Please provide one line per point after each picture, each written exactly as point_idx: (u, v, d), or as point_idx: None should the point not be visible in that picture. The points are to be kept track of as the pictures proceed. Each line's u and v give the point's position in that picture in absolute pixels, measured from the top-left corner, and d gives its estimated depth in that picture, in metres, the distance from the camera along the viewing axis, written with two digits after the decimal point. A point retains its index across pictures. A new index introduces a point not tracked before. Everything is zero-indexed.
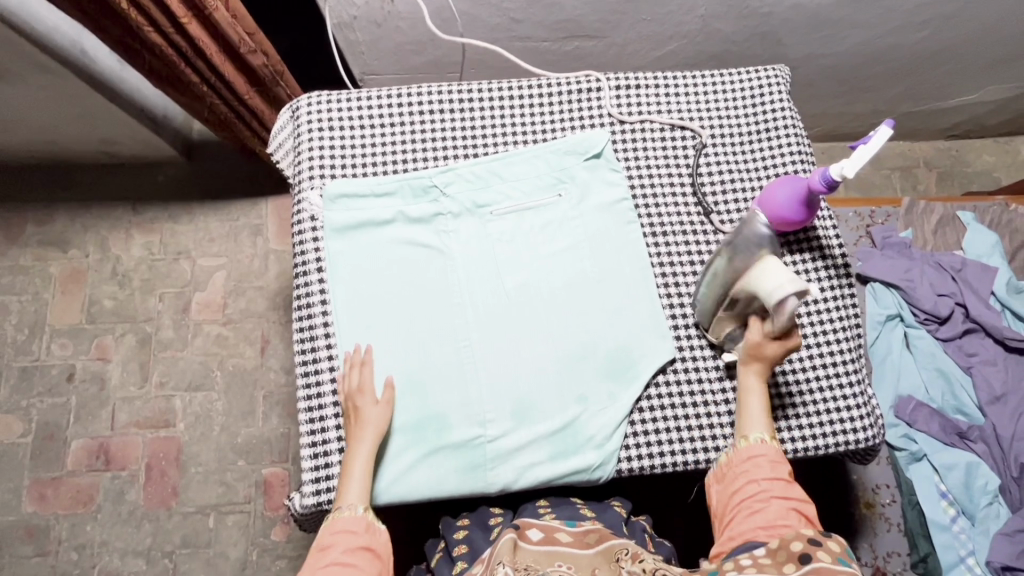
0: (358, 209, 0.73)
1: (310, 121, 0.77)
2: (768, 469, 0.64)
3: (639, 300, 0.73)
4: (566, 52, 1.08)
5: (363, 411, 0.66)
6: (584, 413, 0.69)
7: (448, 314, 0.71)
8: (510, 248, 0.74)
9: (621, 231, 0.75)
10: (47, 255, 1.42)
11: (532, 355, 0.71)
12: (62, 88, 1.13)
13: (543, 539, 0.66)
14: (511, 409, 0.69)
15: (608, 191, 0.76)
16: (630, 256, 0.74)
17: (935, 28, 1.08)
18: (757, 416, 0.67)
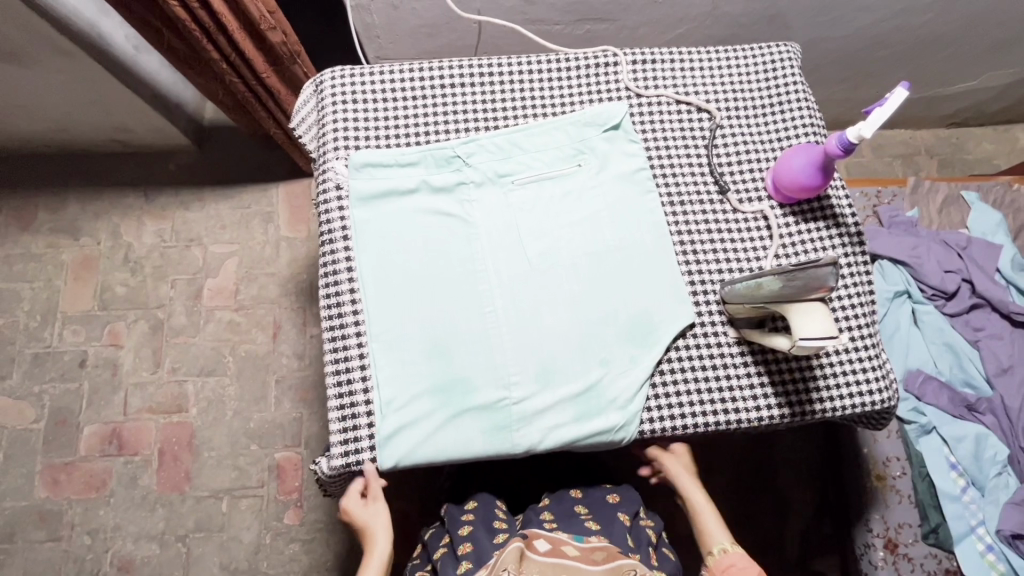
0: (382, 180, 0.75)
1: (334, 94, 0.78)
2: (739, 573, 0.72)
3: (659, 264, 0.74)
4: (578, 35, 1.10)
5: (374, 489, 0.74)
6: (607, 376, 0.71)
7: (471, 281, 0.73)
8: (532, 217, 0.75)
9: (641, 198, 0.76)
10: (59, 243, 1.43)
11: (554, 319, 0.72)
12: (77, 72, 1.14)
13: (550, 551, 0.68)
14: (535, 372, 0.70)
15: (626, 161, 0.77)
16: (649, 222, 0.76)
17: (938, 12, 1.10)
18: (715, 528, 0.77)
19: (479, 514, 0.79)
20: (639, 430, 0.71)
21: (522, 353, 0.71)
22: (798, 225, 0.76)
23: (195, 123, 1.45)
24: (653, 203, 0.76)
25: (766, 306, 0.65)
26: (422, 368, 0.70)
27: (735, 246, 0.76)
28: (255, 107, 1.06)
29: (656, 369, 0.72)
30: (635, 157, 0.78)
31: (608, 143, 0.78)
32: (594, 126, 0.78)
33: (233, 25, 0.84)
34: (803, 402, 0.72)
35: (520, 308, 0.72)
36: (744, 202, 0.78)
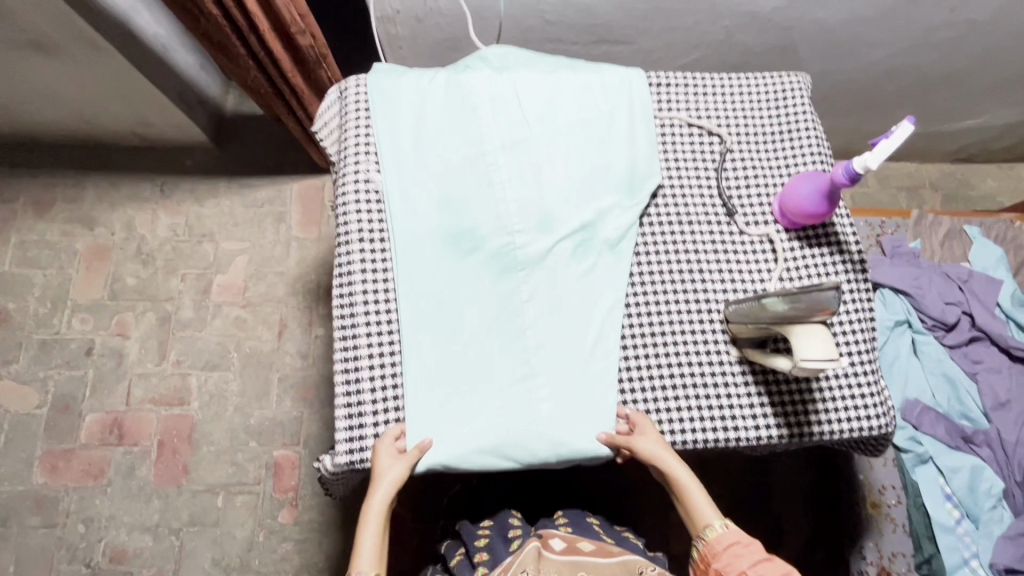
0: (457, 95, 0.82)
1: (358, 103, 0.82)
2: (745, 557, 0.69)
3: (591, 350, 0.74)
4: (595, 56, 1.14)
5: (381, 463, 0.69)
6: (488, 414, 0.71)
7: (429, 267, 0.76)
8: (528, 247, 0.77)
9: (606, 266, 0.78)
10: (74, 232, 1.45)
11: (474, 366, 0.73)
12: (107, 66, 1.18)
13: (566, 549, 0.72)
14: (519, 377, 0.73)
15: (618, 234, 0.78)
16: (608, 296, 0.77)
17: (945, 50, 1.14)
18: (703, 508, 0.72)
19: (494, 528, 0.80)
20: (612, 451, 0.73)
21: (430, 385, 0.72)
22: (802, 249, 0.78)
23: (215, 120, 1.48)
24: (621, 271, 0.78)
25: (768, 324, 0.65)
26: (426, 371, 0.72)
27: (740, 265, 0.78)
28: (277, 104, 1.09)
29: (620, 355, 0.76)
30: (626, 229, 0.79)
31: (620, 207, 0.80)
32: (636, 150, 0.82)
33: (263, 25, 0.88)
34: (801, 423, 0.74)
35: (445, 354, 0.73)
36: (750, 225, 0.80)
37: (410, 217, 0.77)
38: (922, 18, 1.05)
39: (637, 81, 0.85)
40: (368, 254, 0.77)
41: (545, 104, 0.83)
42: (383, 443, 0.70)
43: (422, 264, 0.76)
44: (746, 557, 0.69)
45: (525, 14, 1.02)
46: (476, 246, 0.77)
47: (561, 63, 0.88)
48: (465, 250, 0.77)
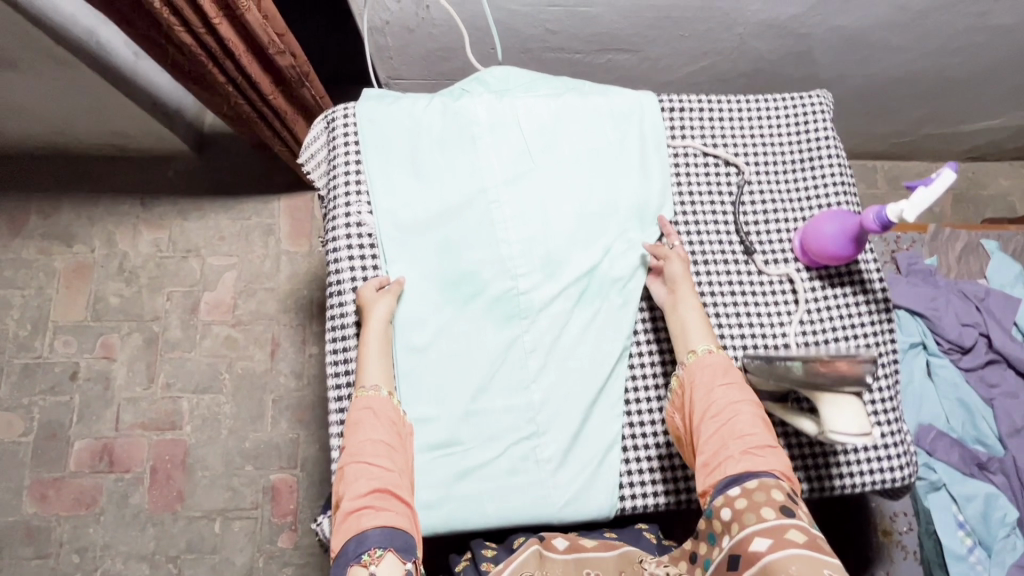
0: (454, 123, 0.75)
1: (347, 133, 0.75)
2: (721, 378, 0.65)
3: (597, 400, 0.71)
4: (598, 64, 1.06)
5: (369, 301, 0.69)
6: (492, 477, 0.68)
7: (427, 316, 0.71)
8: (533, 290, 0.72)
9: (615, 310, 0.73)
10: (52, 249, 1.39)
11: (475, 425, 0.69)
12: (74, 79, 1.10)
13: (569, 548, 0.68)
14: (524, 433, 0.69)
15: (628, 275, 0.73)
16: (617, 343, 0.72)
17: (969, 55, 1.07)
18: (696, 330, 0.68)
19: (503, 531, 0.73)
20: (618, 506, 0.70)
21: (429, 447, 0.68)
22: (825, 290, 0.74)
23: (195, 128, 1.40)
24: (631, 314, 0.73)
25: (793, 386, 0.61)
26: (427, 433, 0.68)
27: (759, 308, 0.74)
28: (260, 127, 1.03)
29: (629, 407, 0.72)
30: (637, 268, 0.74)
31: (631, 243, 0.74)
32: (647, 183, 0.76)
33: (240, 49, 0.82)
34: (822, 477, 0.70)
35: (445, 412, 0.68)
36: (769, 263, 0.75)
37: (405, 263, 0.72)
38: (946, 24, 0.99)
39: (649, 107, 0.78)
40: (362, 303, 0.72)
41: (549, 132, 0.77)
42: (368, 284, 0.70)
43: (419, 314, 0.71)
44: (725, 381, 0.65)
45: (525, 24, 0.95)
46: (475, 293, 0.71)
47: (565, 85, 0.81)
48: (465, 297, 0.71)
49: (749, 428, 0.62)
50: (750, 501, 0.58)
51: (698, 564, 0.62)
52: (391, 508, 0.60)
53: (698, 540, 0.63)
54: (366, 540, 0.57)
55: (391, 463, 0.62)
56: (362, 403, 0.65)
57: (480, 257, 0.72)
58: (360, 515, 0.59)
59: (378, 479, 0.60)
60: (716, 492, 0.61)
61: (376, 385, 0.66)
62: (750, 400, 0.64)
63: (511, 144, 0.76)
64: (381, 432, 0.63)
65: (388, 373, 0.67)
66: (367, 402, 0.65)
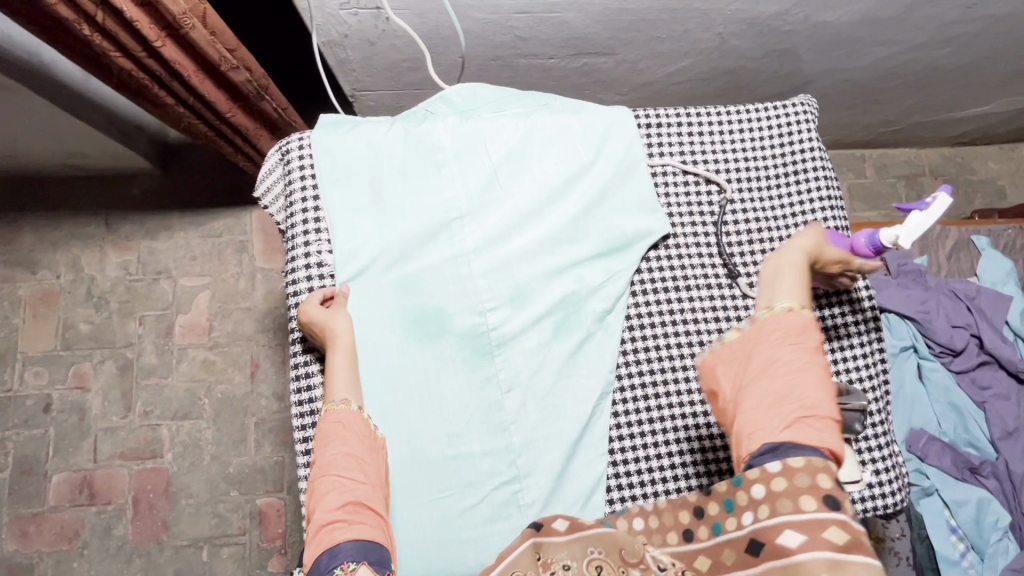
0: (418, 151, 0.71)
1: (302, 164, 0.71)
2: (790, 334, 0.52)
3: (579, 439, 0.67)
4: (574, 68, 1.01)
5: (317, 317, 0.64)
6: (472, 525, 0.64)
7: (393, 358, 0.67)
8: (505, 325, 0.68)
9: (593, 342, 0.69)
10: (15, 277, 1.33)
11: (453, 470, 0.65)
12: (18, 103, 1.03)
13: (573, 527, 0.54)
14: (502, 479, 0.65)
15: (607, 304, 0.69)
16: (599, 377, 0.68)
17: (958, 46, 1.04)
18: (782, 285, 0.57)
19: None
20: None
21: (405, 499, 0.64)
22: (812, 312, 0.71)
23: (157, 144, 1.34)
24: (612, 346, 0.69)
25: None
26: (403, 483, 0.64)
27: None
28: (220, 145, 0.97)
29: (613, 445, 0.68)
30: (615, 297, 0.70)
31: (614, 268, 0.70)
32: (623, 206, 0.72)
33: (189, 69, 0.76)
34: None
35: (419, 459, 0.65)
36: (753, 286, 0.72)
37: (367, 305, 0.67)
38: (935, 16, 0.95)
39: (623, 124, 0.74)
40: None
41: (517, 155, 0.72)
42: (311, 300, 0.65)
43: (387, 357, 0.67)
44: (796, 339, 0.52)
45: (492, 31, 0.89)
46: (442, 331, 0.68)
47: (535, 103, 0.77)
48: (431, 336, 0.67)
49: (815, 402, 0.50)
50: (791, 485, 0.47)
51: (706, 527, 0.52)
52: (364, 520, 0.53)
53: (707, 498, 0.53)
54: (339, 555, 0.51)
55: (365, 476, 0.57)
56: (333, 417, 0.59)
57: (447, 292, 0.68)
58: (333, 527, 0.52)
59: (350, 492, 0.55)
60: (752, 461, 0.50)
61: (346, 400, 0.61)
62: (822, 366, 0.51)
63: (477, 170, 0.71)
64: (353, 443, 0.58)
65: (357, 387, 0.63)
66: (335, 415, 0.60)
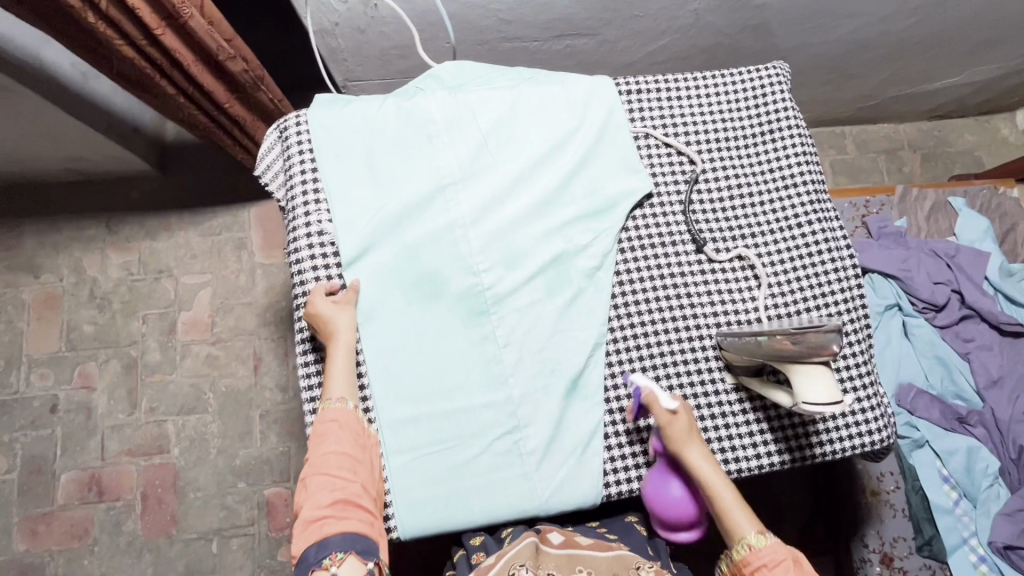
0: (410, 124, 0.74)
1: (300, 141, 0.74)
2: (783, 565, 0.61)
3: (577, 389, 0.69)
4: (558, 51, 1.05)
5: (321, 313, 0.67)
6: (475, 474, 0.67)
7: (393, 319, 0.69)
8: (498, 285, 0.71)
9: (586, 298, 0.72)
10: (18, 281, 1.35)
11: (454, 423, 0.67)
12: (20, 106, 1.07)
13: (565, 543, 0.66)
14: (503, 430, 0.67)
15: (596, 261, 0.72)
16: (592, 330, 0.70)
17: (923, 14, 1.08)
18: (737, 513, 0.63)
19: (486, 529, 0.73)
20: (603, 494, 0.69)
21: (411, 451, 0.66)
22: (793, 260, 0.74)
23: (155, 146, 1.37)
24: (603, 301, 0.72)
25: (763, 360, 0.62)
26: (409, 434, 0.67)
27: (727, 288, 0.73)
28: (219, 138, 1.01)
29: (609, 394, 0.70)
30: (603, 254, 0.73)
31: (601, 227, 0.73)
32: (607, 169, 0.75)
33: (188, 59, 0.80)
34: (803, 447, 0.71)
35: (423, 412, 0.67)
36: (736, 240, 0.75)
37: (367, 270, 0.70)
38: None
39: (605, 92, 0.78)
40: None
41: (505, 124, 0.75)
42: (319, 292, 0.68)
43: (387, 318, 0.69)
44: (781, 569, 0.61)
45: (478, 16, 0.93)
46: (439, 292, 0.70)
47: (520, 77, 0.80)
48: (428, 297, 0.70)
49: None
50: None
51: None
52: (352, 516, 0.60)
53: None
54: (327, 547, 0.58)
55: (355, 476, 0.62)
56: (329, 416, 0.63)
57: (441, 256, 0.71)
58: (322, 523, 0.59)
59: (339, 491, 0.60)
60: None
61: (342, 398, 0.64)
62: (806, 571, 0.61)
63: (466, 139, 0.74)
64: (346, 447, 0.62)
65: (354, 386, 0.66)
66: (330, 415, 0.63)
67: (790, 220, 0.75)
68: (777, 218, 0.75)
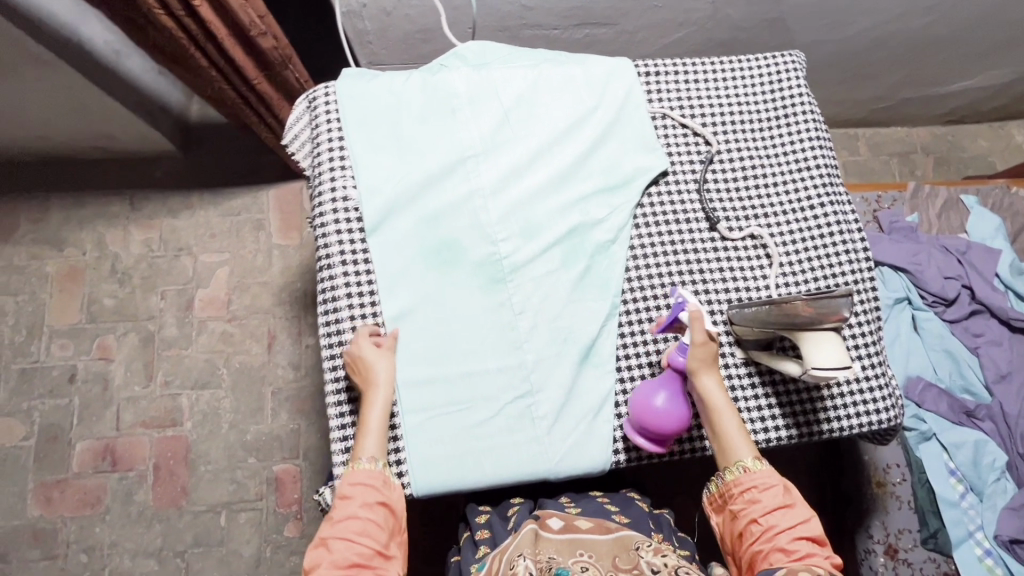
0: (434, 97, 0.77)
1: (328, 111, 0.76)
2: (775, 494, 0.64)
3: (590, 357, 0.71)
4: (577, 40, 1.08)
5: (364, 357, 0.67)
6: (487, 435, 0.68)
7: (412, 283, 0.71)
8: (515, 254, 0.73)
9: (600, 270, 0.73)
10: (43, 254, 1.39)
11: (469, 385, 0.69)
12: (55, 79, 1.11)
13: (564, 528, 0.66)
14: (516, 394, 0.69)
15: (611, 235, 0.74)
16: (606, 301, 0.72)
17: (939, 14, 1.10)
18: (737, 439, 0.66)
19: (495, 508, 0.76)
20: (613, 461, 0.70)
21: (426, 411, 0.68)
22: (805, 240, 0.75)
23: (180, 126, 1.41)
24: (617, 273, 0.73)
25: (775, 330, 0.64)
26: (425, 394, 0.69)
27: (739, 264, 0.75)
28: (245, 113, 1.04)
29: (620, 364, 0.72)
30: (618, 228, 0.74)
31: (617, 201, 0.75)
32: (624, 147, 0.77)
33: (222, 32, 0.83)
34: (810, 422, 0.72)
35: (438, 374, 0.69)
36: (749, 218, 0.76)
37: (388, 235, 0.72)
38: None
39: (624, 72, 0.80)
40: (351, 269, 0.72)
41: (527, 101, 0.78)
42: (363, 333, 0.69)
43: (407, 282, 0.71)
44: (773, 497, 0.64)
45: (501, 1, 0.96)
46: (457, 259, 0.72)
47: (542, 57, 0.82)
48: (446, 263, 0.72)
49: (790, 545, 0.61)
50: None
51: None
52: None
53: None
54: None
55: (372, 538, 0.62)
56: (357, 477, 0.63)
57: (460, 224, 0.73)
58: None
59: (355, 552, 0.61)
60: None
61: (373, 458, 0.65)
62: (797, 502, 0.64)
63: (487, 114, 0.77)
64: (370, 513, 0.62)
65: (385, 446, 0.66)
66: (358, 475, 0.64)
67: (802, 202, 0.77)
68: (790, 199, 0.77)
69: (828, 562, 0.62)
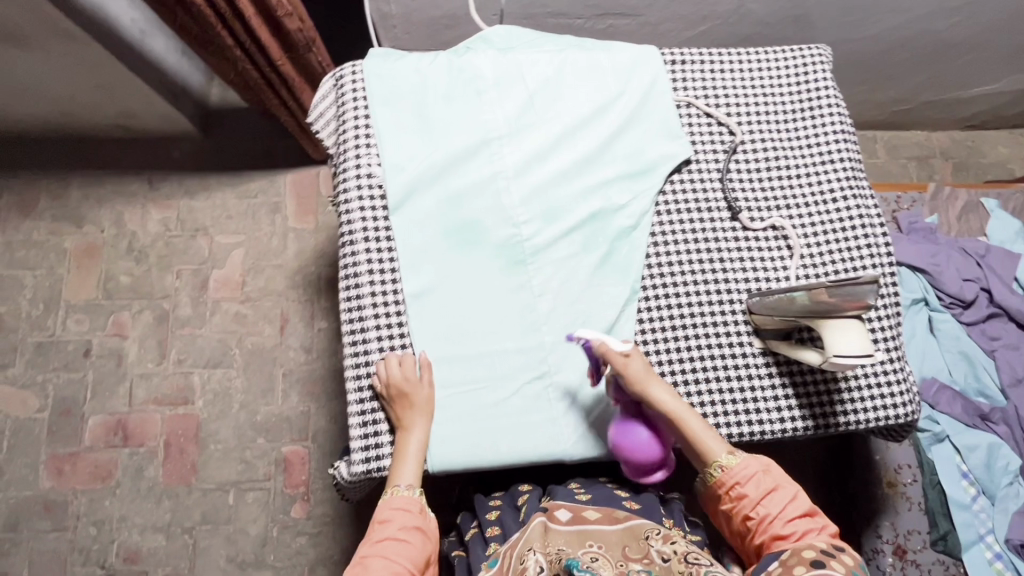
0: (460, 78, 0.77)
1: (355, 89, 0.77)
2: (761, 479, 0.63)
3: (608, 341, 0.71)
4: (600, 31, 1.08)
5: (407, 386, 0.66)
6: (503, 415, 0.68)
7: (433, 261, 0.72)
8: (536, 236, 0.73)
9: (620, 255, 0.73)
10: (61, 230, 1.41)
11: (486, 364, 0.69)
12: (81, 55, 1.12)
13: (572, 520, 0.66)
14: (533, 375, 0.69)
15: (632, 221, 0.74)
16: (625, 286, 0.72)
17: (965, 14, 1.09)
18: (707, 438, 0.65)
19: (505, 499, 0.76)
20: None
21: (443, 388, 0.68)
22: (826, 232, 0.75)
23: (200, 108, 1.42)
24: (637, 258, 0.73)
25: (796, 318, 0.64)
26: (443, 371, 0.69)
27: (759, 253, 0.75)
28: (268, 95, 1.04)
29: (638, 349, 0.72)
30: (639, 215, 0.75)
31: (639, 187, 0.75)
32: (647, 134, 0.77)
33: (250, 11, 0.83)
34: (827, 414, 0.71)
35: (457, 352, 0.70)
36: (770, 209, 0.76)
37: (410, 213, 0.73)
38: None
39: (650, 60, 0.80)
40: (373, 245, 0.72)
41: (552, 85, 0.78)
42: (401, 363, 0.68)
43: (428, 260, 0.72)
44: (759, 483, 0.63)
45: None
46: (478, 239, 0.73)
47: (568, 43, 0.82)
48: (468, 244, 0.72)
49: (786, 529, 0.60)
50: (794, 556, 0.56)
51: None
52: None
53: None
54: None
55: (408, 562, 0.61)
56: (396, 503, 0.63)
57: (482, 205, 0.73)
58: None
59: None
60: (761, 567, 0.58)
61: (411, 485, 0.65)
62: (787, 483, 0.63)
63: (513, 96, 0.77)
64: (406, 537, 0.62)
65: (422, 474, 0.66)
66: (396, 501, 0.64)
67: (825, 194, 0.76)
68: (812, 191, 0.77)
69: (825, 533, 0.60)
